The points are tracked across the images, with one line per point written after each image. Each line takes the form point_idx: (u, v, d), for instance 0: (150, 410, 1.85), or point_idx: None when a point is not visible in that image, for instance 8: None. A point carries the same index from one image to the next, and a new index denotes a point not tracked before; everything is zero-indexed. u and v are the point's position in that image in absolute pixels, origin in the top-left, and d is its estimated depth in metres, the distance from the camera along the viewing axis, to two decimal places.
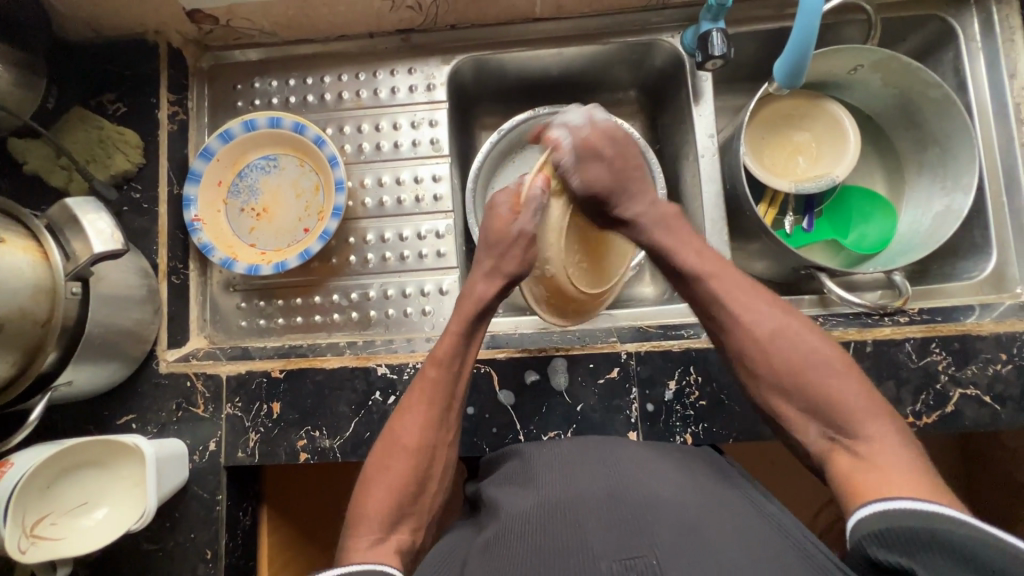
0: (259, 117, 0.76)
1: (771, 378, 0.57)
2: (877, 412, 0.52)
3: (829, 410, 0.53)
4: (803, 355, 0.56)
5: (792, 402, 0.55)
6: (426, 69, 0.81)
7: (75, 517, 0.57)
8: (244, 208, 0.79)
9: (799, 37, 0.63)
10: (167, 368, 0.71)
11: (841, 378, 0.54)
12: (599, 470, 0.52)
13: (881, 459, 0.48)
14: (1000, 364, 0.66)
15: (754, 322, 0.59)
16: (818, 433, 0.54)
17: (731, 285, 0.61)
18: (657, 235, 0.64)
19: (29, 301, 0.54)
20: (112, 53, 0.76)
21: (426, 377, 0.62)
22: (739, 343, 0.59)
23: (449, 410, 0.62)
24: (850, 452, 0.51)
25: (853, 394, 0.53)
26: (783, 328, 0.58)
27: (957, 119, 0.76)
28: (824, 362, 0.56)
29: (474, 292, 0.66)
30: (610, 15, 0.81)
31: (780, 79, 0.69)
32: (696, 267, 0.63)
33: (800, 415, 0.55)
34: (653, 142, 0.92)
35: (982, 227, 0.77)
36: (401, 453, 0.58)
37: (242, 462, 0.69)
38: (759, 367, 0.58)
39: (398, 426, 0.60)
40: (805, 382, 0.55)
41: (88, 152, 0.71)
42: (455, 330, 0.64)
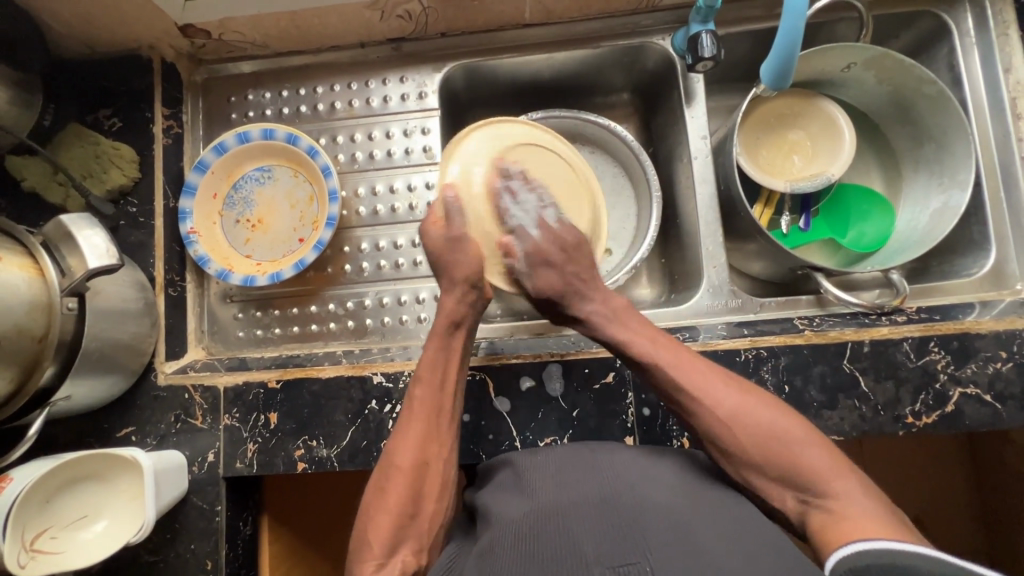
0: (252, 129, 0.76)
1: (737, 457, 0.55)
2: (844, 470, 0.52)
3: (801, 478, 0.52)
4: (768, 429, 0.54)
5: (767, 477, 0.53)
6: (417, 77, 0.82)
7: (75, 530, 0.57)
8: (239, 219, 0.79)
9: (786, 38, 0.63)
10: (165, 380, 0.71)
11: (808, 444, 0.53)
12: (589, 476, 0.53)
13: (849, 516, 0.49)
14: (1000, 362, 0.65)
15: (715, 402, 0.57)
16: (791, 498, 0.53)
17: (686, 367, 0.59)
18: (613, 330, 0.64)
19: (25, 317, 0.54)
20: (108, 69, 0.77)
21: (413, 397, 0.63)
22: (701, 427, 0.57)
23: (440, 426, 0.61)
24: (825, 511, 0.50)
25: (816, 457, 0.52)
26: (744, 405, 0.56)
27: (952, 115, 0.76)
28: (788, 433, 0.54)
29: (445, 307, 0.65)
30: (600, 19, 0.81)
31: (767, 80, 0.69)
32: (643, 351, 0.61)
33: (773, 485, 0.53)
34: (647, 145, 0.91)
35: (980, 224, 0.76)
36: (396, 475, 0.58)
37: (241, 472, 0.69)
38: (726, 445, 0.55)
39: (392, 449, 0.61)
40: (769, 454, 0.53)
41: (84, 168, 0.72)
42: (435, 348, 0.64)
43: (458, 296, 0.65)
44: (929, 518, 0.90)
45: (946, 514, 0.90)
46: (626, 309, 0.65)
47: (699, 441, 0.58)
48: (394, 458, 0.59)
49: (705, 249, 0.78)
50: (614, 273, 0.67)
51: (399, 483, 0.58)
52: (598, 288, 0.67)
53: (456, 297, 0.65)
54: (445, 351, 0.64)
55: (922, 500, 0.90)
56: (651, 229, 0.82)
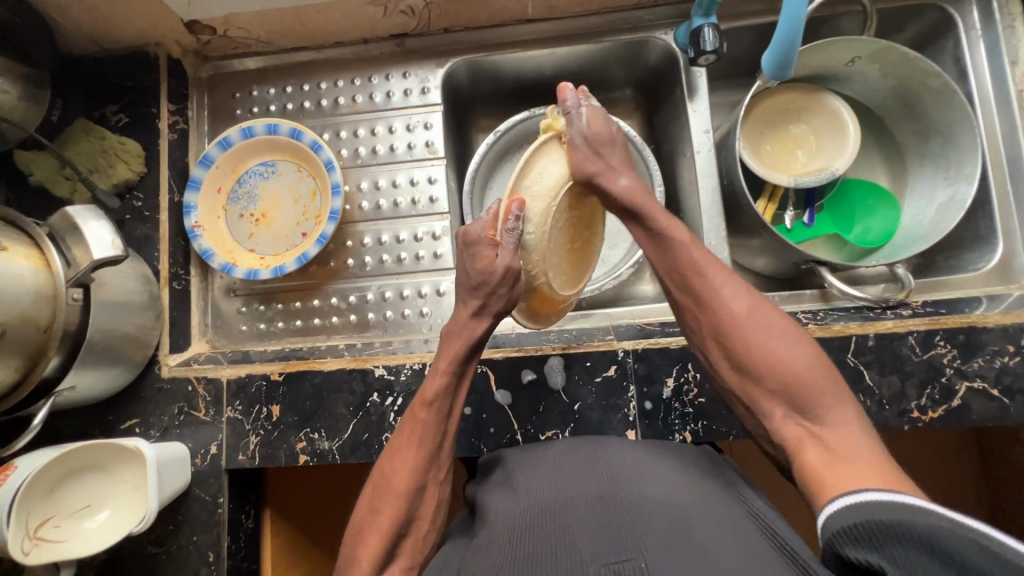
0: (256, 124, 0.77)
1: (745, 365, 0.55)
2: (843, 399, 0.51)
3: (795, 394, 0.52)
4: (775, 333, 0.56)
5: (762, 385, 0.54)
6: (420, 73, 0.82)
7: (78, 520, 0.57)
8: (243, 213, 0.79)
9: (786, 29, 0.63)
10: (169, 372, 0.72)
11: (808, 357, 0.54)
12: (587, 474, 0.52)
13: (841, 447, 0.48)
14: (1008, 356, 0.64)
15: (732, 300, 0.57)
16: (783, 416, 0.53)
17: (710, 261, 0.59)
18: (636, 201, 0.59)
19: (30, 306, 0.55)
20: (115, 66, 0.78)
21: (415, 418, 0.60)
22: (714, 322, 0.58)
23: (440, 447, 0.60)
24: (818, 441, 0.50)
25: (819, 379, 0.52)
26: (756, 307, 0.57)
27: (958, 108, 0.75)
28: (797, 353, 0.54)
29: (463, 329, 0.62)
30: (603, 14, 0.81)
31: (768, 72, 0.68)
32: (676, 237, 0.60)
33: (768, 396, 0.54)
34: (650, 140, 0.91)
35: (987, 217, 0.75)
36: (391, 495, 0.56)
37: (243, 464, 0.69)
38: (734, 349, 0.56)
39: (388, 468, 0.58)
40: (772, 365, 0.54)
41: (90, 162, 0.73)
42: (444, 369, 0.61)
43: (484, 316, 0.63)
44: None
45: (954, 514, 0.88)
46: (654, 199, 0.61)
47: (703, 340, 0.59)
48: (392, 479, 0.57)
49: (708, 243, 0.78)
50: (630, 175, 0.60)
51: (393, 504, 0.55)
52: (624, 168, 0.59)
53: (482, 325, 0.62)
54: (448, 376, 0.61)
55: (929, 499, 0.89)
56: (654, 224, 0.82)
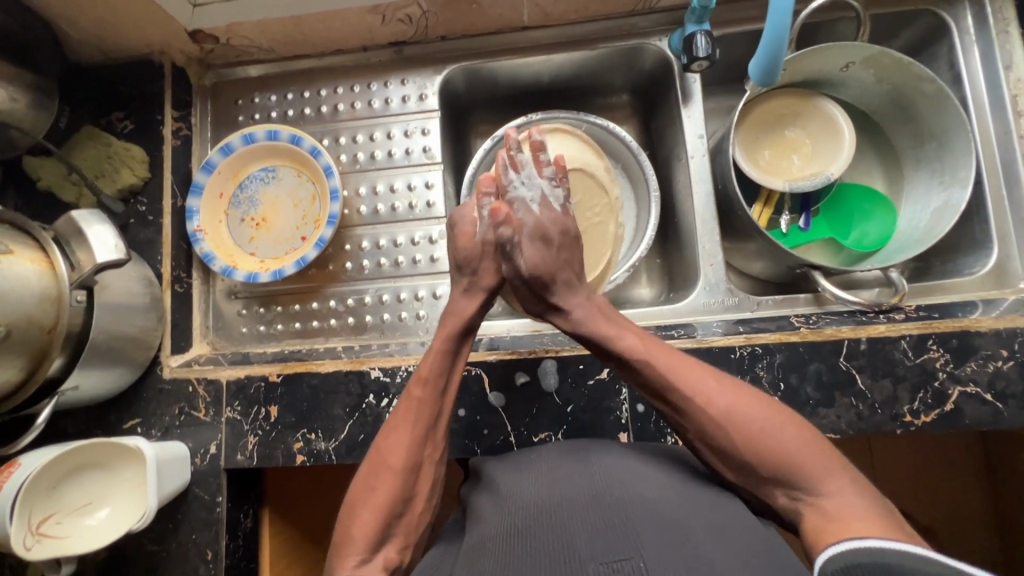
0: (257, 131, 0.79)
1: (736, 455, 0.52)
2: (834, 467, 0.49)
3: (792, 472, 0.50)
4: (758, 423, 0.52)
5: (758, 475, 0.51)
6: (418, 80, 0.84)
7: (79, 517, 0.59)
8: (244, 218, 0.81)
9: (772, 39, 0.63)
10: (170, 373, 0.73)
11: (798, 438, 0.51)
12: (581, 475, 0.53)
13: (839, 512, 0.47)
14: (1001, 360, 0.64)
15: (706, 399, 0.55)
16: (782, 496, 0.51)
17: (676, 362, 0.57)
18: (592, 327, 0.61)
19: (36, 308, 0.57)
20: (122, 73, 0.80)
21: (411, 396, 0.61)
22: (695, 427, 0.55)
23: (435, 427, 0.61)
24: (814, 508, 0.48)
25: (807, 452, 0.50)
26: (737, 401, 0.54)
27: (952, 113, 0.76)
28: (776, 430, 0.52)
29: (457, 308, 0.64)
30: (598, 21, 0.82)
31: (756, 75, 0.68)
32: (630, 345, 0.59)
33: (764, 482, 0.51)
34: (646, 145, 0.92)
35: (982, 221, 0.75)
36: (387, 473, 0.56)
37: (241, 464, 0.71)
38: (717, 445, 0.53)
39: (382, 447, 0.59)
40: (762, 453, 0.51)
41: (97, 168, 0.75)
42: (439, 347, 0.62)
43: (479, 299, 0.64)
44: (935, 524, 0.88)
45: (952, 520, 0.88)
46: (603, 307, 0.63)
47: (691, 442, 0.56)
48: (388, 457, 0.57)
49: (702, 247, 0.79)
50: (582, 297, 0.63)
51: (389, 481, 0.56)
52: (573, 293, 0.63)
53: (476, 302, 0.64)
54: (449, 355, 0.62)
55: (928, 505, 0.88)
56: (650, 227, 0.83)
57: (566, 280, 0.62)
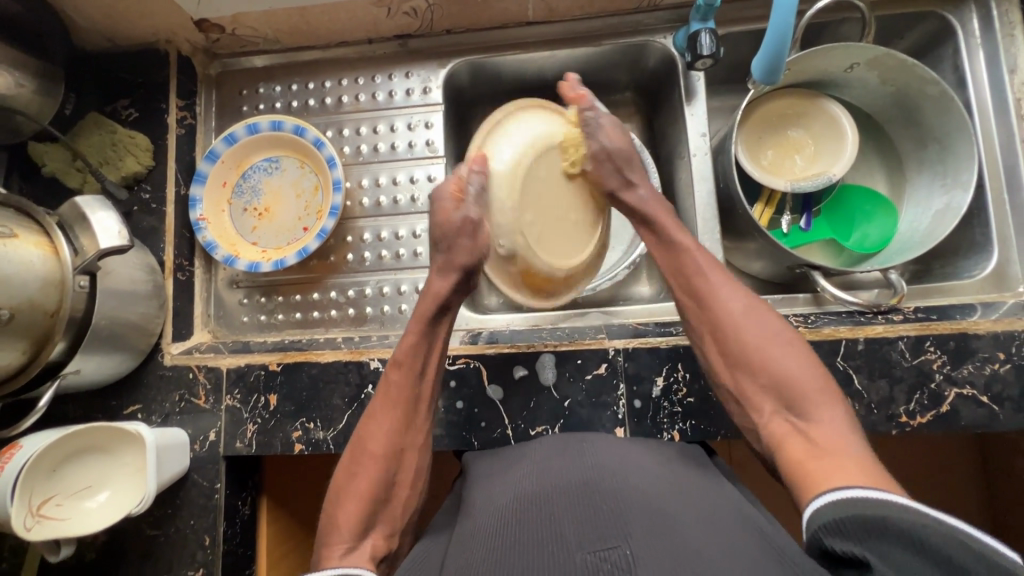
0: (261, 121, 0.79)
1: (736, 355, 0.60)
2: (832, 401, 0.55)
3: (786, 390, 0.56)
4: (771, 341, 0.60)
5: (755, 381, 0.59)
6: (422, 73, 0.84)
7: (79, 499, 0.59)
8: (246, 208, 0.81)
9: (774, 37, 0.63)
10: (171, 360, 0.74)
11: (800, 360, 0.58)
12: (574, 465, 0.54)
13: (826, 441, 0.51)
14: (998, 363, 0.64)
15: (727, 301, 0.63)
16: (773, 412, 0.57)
17: (708, 264, 0.66)
18: (653, 209, 0.69)
19: (39, 292, 0.57)
20: (127, 61, 0.80)
21: (389, 380, 0.64)
22: (710, 322, 0.63)
23: (414, 410, 0.63)
24: (803, 435, 0.53)
25: (803, 373, 0.57)
26: (755, 309, 0.63)
27: (955, 116, 0.75)
28: (789, 349, 0.59)
29: (431, 290, 0.67)
30: (603, 17, 0.82)
31: (758, 76, 0.68)
32: (681, 240, 0.68)
33: (759, 392, 0.58)
34: (649, 142, 0.92)
35: (983, 224, 0.75)
36: (369, 459, 0.60)
37: (240, 451, 0.71)
38: (726, 341, 0.61)
39: (365, 433, 0.62)
40: (756, 359, 0.59)
41: (101, 155, 0.76)
42: (415, 330, 0.65)
43: (450, 281, 0.66)
44: None
45: None
46: (670, 210, 0.70)
47: (700, 338, 0.65)
48: (369, 443, 0.60)
49: (702, 245, 0.79)
50: (650, 187, 0.70)
51: (372, 468, 0.59)
52: (642, 177, 0.69)
53: (448, 281, 0.66)
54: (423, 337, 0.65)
55: (924, 507, 0.89)
56: None
57: (634, 168, 0.69)
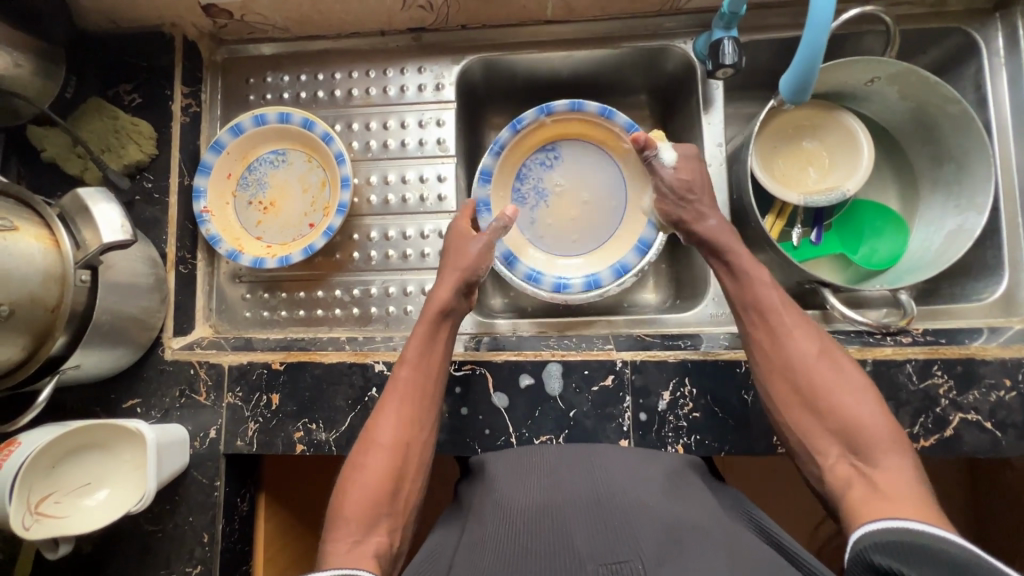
0: (269, 112, 0.77)
1: (808, 399, 0.58)
2: (898, 447, 0.52)
3: (854, 438, 0.54)
4: (841, 388, 0.57)
5: (822, 426, 0.56)
6: (435, 69, 0.82)
7: (79, 497, 0.58)
8: (252, 201, 0.79)
9: (805, 57, 0.59)
10: (172, 355, 0.73)
11: (871, 409, 0.55)
12: (582, 479, 0.55)
13: (890, 485, 0.49)
14: (1004, 390, 0.65)
15: (799, 343, 0.60)
16: (839, 457, 0.54)
17: (780, 301, 0.64)
18: (719, 248, 0.69)
19: (39, 287, 0.56)
20: (131, 44, 0.78)
21: (397, 378, 0.64)
22: (782, 363, 0.60)
23: (424, 408, 0.63)
24: (866, 478, 0.51)
25: (874, 424, 0.53)
26: (825, 353, 0.59)
27: (974, 136, 0.75)
28: (855, 394, 0.56)
29: (437, 295, 0.69)
30: (623, 19, 0.80)
31: (785, 95, 0.64)
32: (751, 277, 0.66)
33: (826, 440, 0.56)
34: (663, 148, 0.91)
35: (995, 248, 0.75)
36: (377, 450, 0.59)
37: (241, 450, 0.71)
38: (797, 386, 0.59)
39: (374, 425, 0.61)
40: (829, 405, 0.56)
41: (102, 142, 0.73)
42: (423, 329, 0.67)
43: (452, 283, 0.69)
44: None
45: None
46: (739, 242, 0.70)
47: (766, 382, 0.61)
48: (377, 434, 0.60)
49: None
50: (718, 217, 0.72)
51: (381, 459, 0.58)
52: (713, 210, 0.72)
53: (448, 285, 0.69)
54: (430, 337, 0.67)
55: None
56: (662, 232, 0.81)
57: (703, 205, 0.71)
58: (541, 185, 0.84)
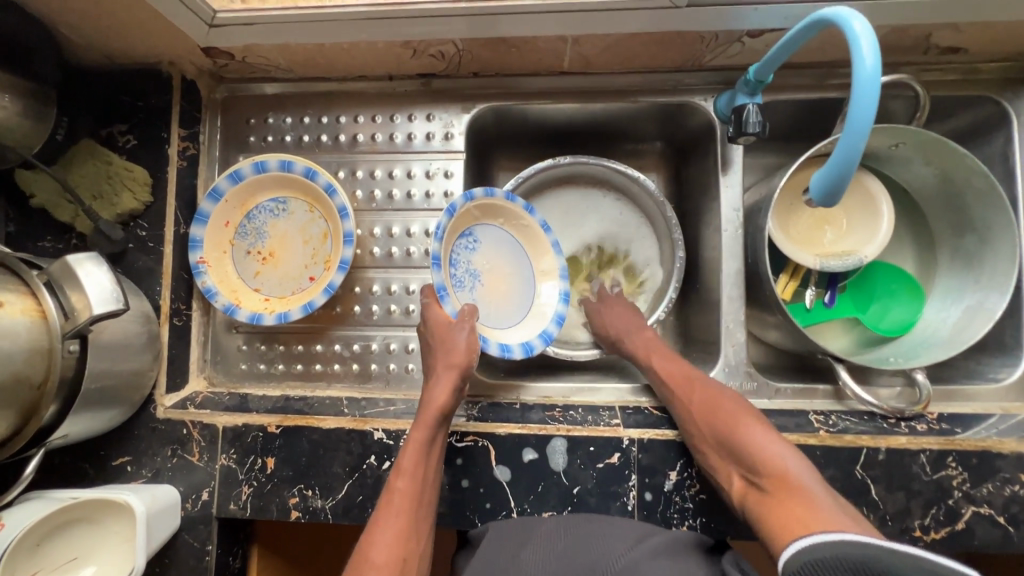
0: (270, 159, 0.73)
1: (704, 433, 0.63)
2: (788, 448, 0.57)
3: (753, 458, 0.58)
4: (733, 415, 0.62)
5: (721, 455, 0.61)
6: (444, 117, 0.78)
7: (64, 573, 0.56)
8: (250, 250, 0.77)
9: (843, 157, 0.53)
10: (165, 413, 0.70)
11: (761, 429, 0.60)
12: (583, 550, 0.55)
13: (793, 496, 0.53)
14: (1019, 485, 0.63)
15: (690, 388, 0.67)
16: (741, 477, 0.59)
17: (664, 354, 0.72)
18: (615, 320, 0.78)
19: (24, 365, 0.53)
20: (126, 82, 0.74)
21: (392, 489, 0.61)
22: (677, 405, 0.67)
23: (419, 521, 0.60)
24: (766, 493, 0.55)
25: (765, 441, 0.59)
26: (710, 391, 0.65)
27: (1001, 210, 0.72)
28: (740, 417, 0.62)
29: (430, 398, 0.65)
30: (641, 73, 0.77)
31: (813, 195, 0.58)
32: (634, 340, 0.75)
33: (726, 466, 0.60)
34: (676, 200, 0.88)
35: (1015, 327, 0.73)
36: (371, 570, 0.55)
37: (234, 514, 0.69)
38: (692, 427, 0.64)
39: (369, 539, 0.58)
40: (720, 433, 0.61)
41: (94, 188, 0.70)
42: (419, 436, 0.63)
43: (450, 383, 0.66)
44: None
45: None
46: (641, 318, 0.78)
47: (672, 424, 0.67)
48: (372, 551, 0.57)
49: (725, 324, 0.76)
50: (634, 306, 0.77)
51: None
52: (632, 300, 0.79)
53: (444, 386, 0.66)
54: (421, 444, 0.63)
55: None
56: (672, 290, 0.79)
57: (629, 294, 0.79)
58: (473, 267, 0.77)
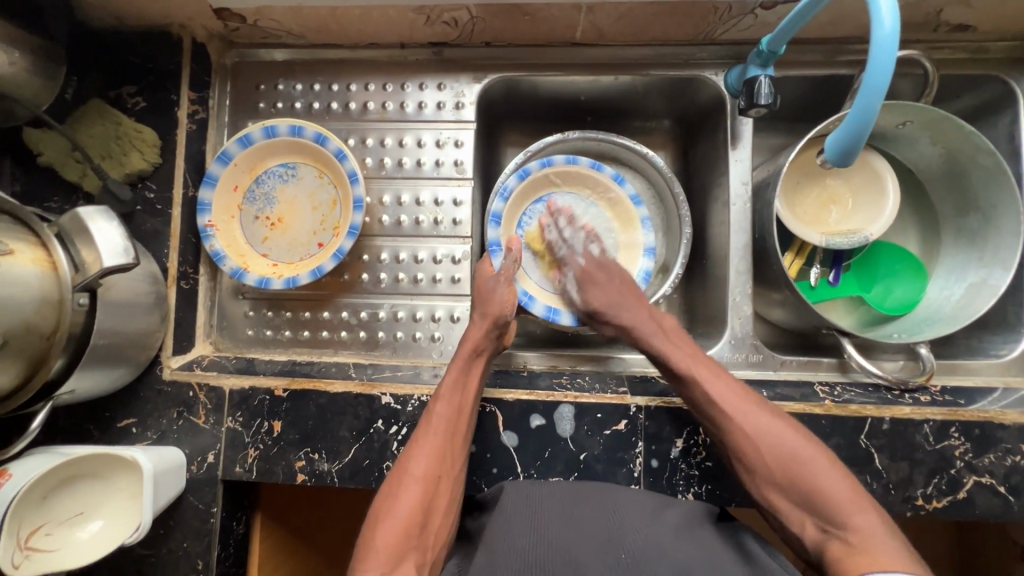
0: (280, 124, 0.73)
1: (762, 473, 0.60)
2: (865, 507, 0.55)
3: (822, 506, 0.56)
4: (799, 455, 0.59)
5: (786, 496, 0.59)
6: (455, 86, 0.78)
7: (70, 528, 0.56)
8: (258, 216, 0.76)
9: (858, 118, 0.55)
10: (171, 375, 0.70)
11: (831, 473, 0.57)
12: (595, 518, 0.56)
13: (868, 547, 0.52)
14: (1020, 456, 0.64)
15: (744, 422, 0.61)
16: (814, 525, 0.57)
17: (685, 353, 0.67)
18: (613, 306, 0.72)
19: (33, 315, 0.53)
20: (136, 43, 0.74)
21: (430, 412, 0.64)
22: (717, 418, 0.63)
23: (455, 443, 0.63)
24: (843, 542, 0.54)
25: (838, 488, 0.56)
26: (775, 428, 0.60)
27: (1005, 189, 0.73)
28: (811, 459, 0.58)
29: (470, 335, 0.69)
30: (653, 46, 0.77)
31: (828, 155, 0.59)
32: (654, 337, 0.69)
33: (794, 508, 0.58)
34: (684, 177, 0.89)
35: (1017, 304, 0.74)
36: (412, 482, 0.59)
37: (240, 477, 0.69)
38: (750, 463, 0.60)
39: (407, 456, 0.62)
40: (788, 475, 0.58)
41: (103, 148, 0.70)
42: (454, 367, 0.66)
43: (486, 329, 0.69)
44: None
45: None
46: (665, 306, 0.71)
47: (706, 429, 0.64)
48: (410, 466, 0.60)
49: (731, 298, 0.76)
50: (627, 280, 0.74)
51: (412, 490, 0.59)
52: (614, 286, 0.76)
53: (481, 327, 0.69)
54: (459, 378, 0.66)
55: None
56: (679, 264, 0.80)
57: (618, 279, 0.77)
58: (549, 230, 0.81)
